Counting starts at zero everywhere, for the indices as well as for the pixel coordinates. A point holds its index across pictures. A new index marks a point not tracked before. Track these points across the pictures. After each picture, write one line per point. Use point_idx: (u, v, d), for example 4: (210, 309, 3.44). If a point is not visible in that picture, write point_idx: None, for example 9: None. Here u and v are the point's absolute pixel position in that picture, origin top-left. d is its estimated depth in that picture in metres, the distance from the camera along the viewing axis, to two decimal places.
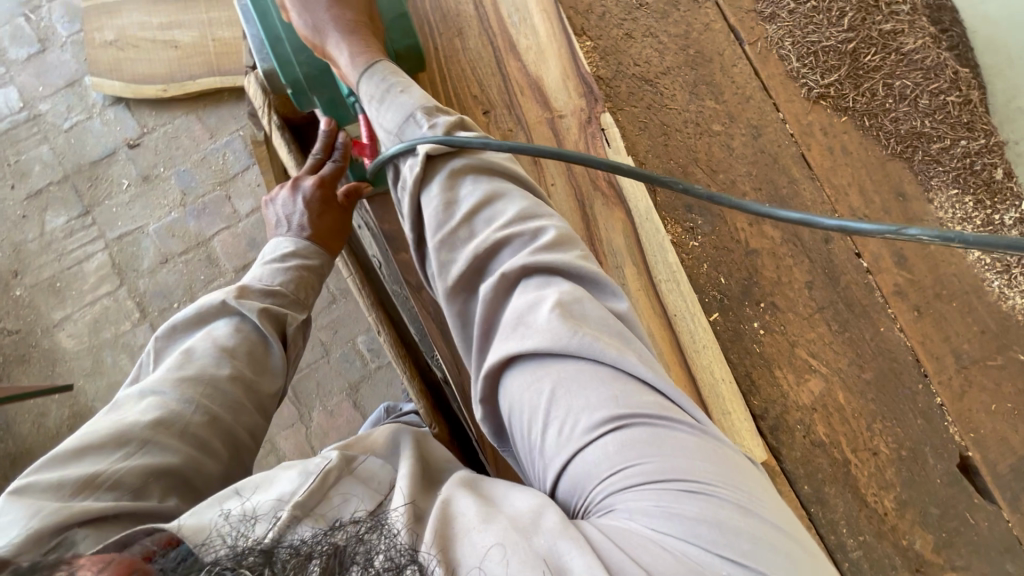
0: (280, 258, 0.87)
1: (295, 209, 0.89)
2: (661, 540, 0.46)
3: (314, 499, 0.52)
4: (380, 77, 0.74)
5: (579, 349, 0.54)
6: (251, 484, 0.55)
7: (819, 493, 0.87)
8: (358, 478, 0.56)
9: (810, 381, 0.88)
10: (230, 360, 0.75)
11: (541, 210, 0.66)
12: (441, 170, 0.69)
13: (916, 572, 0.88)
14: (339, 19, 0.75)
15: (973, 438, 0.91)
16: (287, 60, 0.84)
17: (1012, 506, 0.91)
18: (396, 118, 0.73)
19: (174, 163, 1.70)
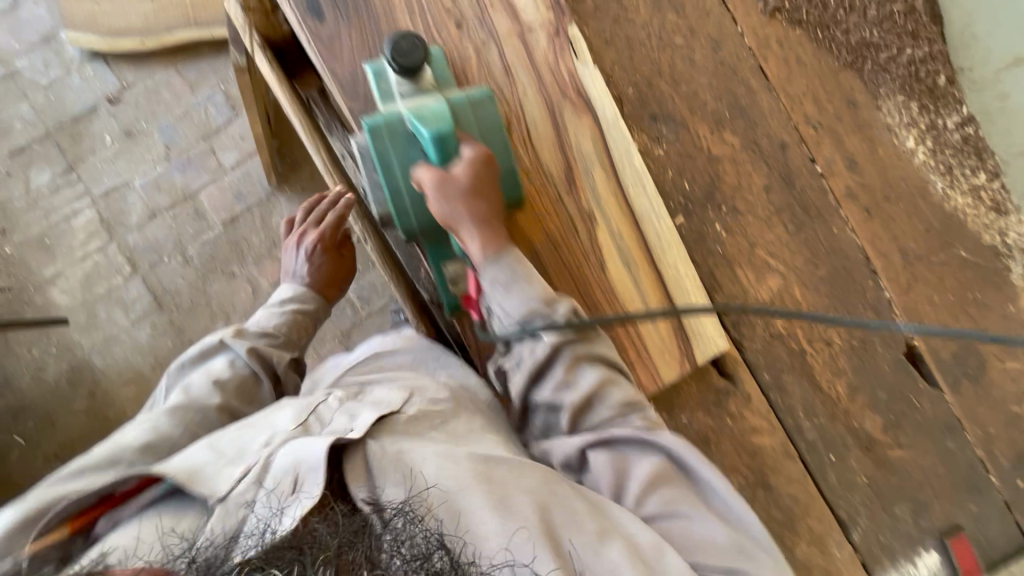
0: (281, 303, 1.12)
1: (299, 260, 1.16)
2: (721, 541, 0.72)
3: (312, 425, 0.75)
4: (505, 266, 0.79)
5: (670, 450, 0.78)
6: (255, 422, 0.77)
7: (778, 381, 0.95)
8: (364, 403, 0.79)
9: (768, 279, 0.95)
10: (221, 391, 0.92)
11: (636, 397, 0.82)
12: (565, 357, 0.81)
13: (866, 450, 0.97)
14: (474, 211, 0.77)
15: (918, 328, 0.99)
16: (404, 211, 0.80)
17: (953, 388, 0.99)
18: (510, 309, 0.80)
19: (156, 118, 1.72)
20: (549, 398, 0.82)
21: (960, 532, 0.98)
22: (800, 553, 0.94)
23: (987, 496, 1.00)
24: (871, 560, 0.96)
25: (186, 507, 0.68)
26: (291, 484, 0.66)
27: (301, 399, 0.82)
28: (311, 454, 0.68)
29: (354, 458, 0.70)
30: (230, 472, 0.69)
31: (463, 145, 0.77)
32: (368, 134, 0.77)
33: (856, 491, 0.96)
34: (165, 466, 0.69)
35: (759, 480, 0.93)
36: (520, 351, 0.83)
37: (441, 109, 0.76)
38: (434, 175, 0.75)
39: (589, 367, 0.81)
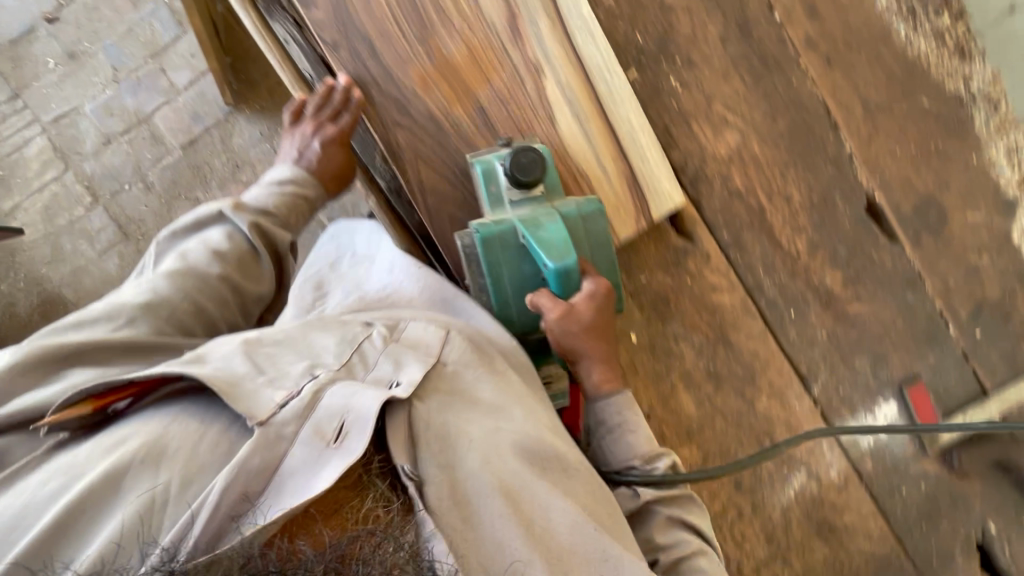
0: (276, 183, 0.88)
1: (309, 144, 0.88)
2: None
3: (357, 368, 0.70)
4: (615, 410, 0.80)
5: None
6: (291, 343, 0.72)
7: (737, 239, 0.94)
8: (405, 347, 0.74)
9: (726, 134, 0.93)
10: (220, 263, 0.80)
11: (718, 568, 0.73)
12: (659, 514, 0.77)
13: (826, 306, 0.97)
14: (593, 350, 0.80)
15: (879, 181, 0.97)
16: (505, 299, 0.81)
17: (914, 242, 0.99)
18: (617, 441, 0.80)
19: (99, 37, 1.63)
20: (615, 430, 0.80)
21: (918, 381, 1.00)
22: (761, 406, 0.96)
23: (946, 347, 1.01)
24: (832, 411, 0.98)
25: (215, 417, 0.61)
26: (333, 429, 0.60)
27: (343, 328, 0.77)
28: (363, 406, 0.62)
29: (396, 420, 0.65)
30: (269, 394, 0.63)
31: (584, 280, 0.76)
32: (478, 242, 0.77)
33: (816, 346, 0.97)
34: (202, 374, 0.61)
35: (719, 336, 0.94)
36: (614, 417, 0.81)
37: (565, 243, 0.73)
38: (555, 313, 0.75)
39: (684, 533, 0.76)
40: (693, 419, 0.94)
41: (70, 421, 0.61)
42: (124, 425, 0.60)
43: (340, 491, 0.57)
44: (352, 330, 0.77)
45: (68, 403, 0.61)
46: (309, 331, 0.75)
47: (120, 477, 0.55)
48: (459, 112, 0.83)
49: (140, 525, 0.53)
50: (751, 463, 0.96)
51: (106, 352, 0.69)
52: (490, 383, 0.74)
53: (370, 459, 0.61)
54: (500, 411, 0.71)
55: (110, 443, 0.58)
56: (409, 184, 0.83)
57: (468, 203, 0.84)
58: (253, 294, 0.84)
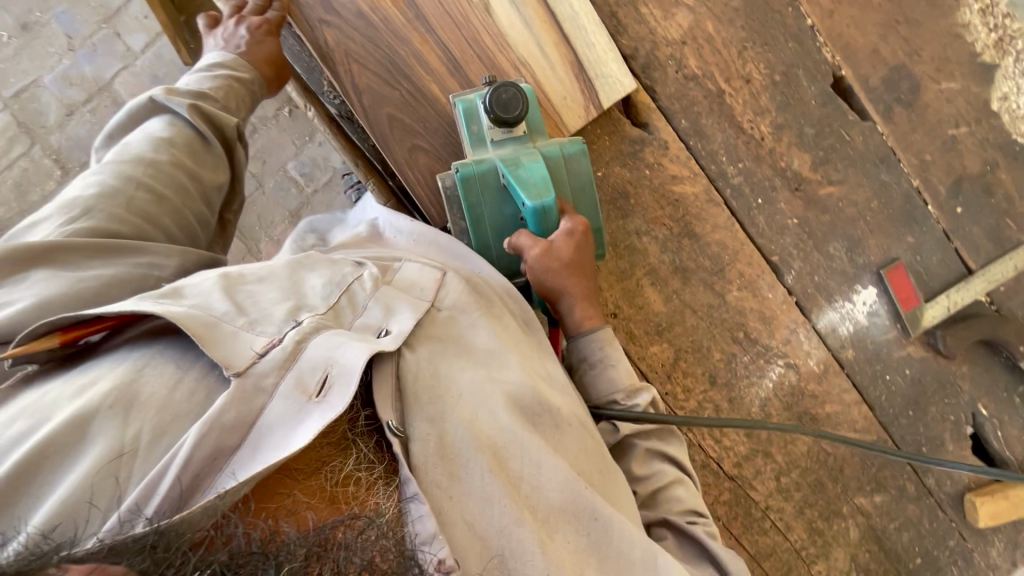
0: (208, 70, 0.79)
1: (236, 32, 0.81)
2: None
3: (345, 315, 0.61)
4: (597, 346, 0.74)
5: None
6: (278, 282, 0.62)
7: (697, 127, 0.90)
8: (398, 291, 0.66)
9: (677, 15, 0.88)
10: (168, 148, 0.72)
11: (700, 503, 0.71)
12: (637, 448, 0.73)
13: (795, 191, 0.94)
14: (575, 291, 0.74)
15: (845, 55, 0.92)
16: (485, 244, 0.78)
17: (886, 117, 0.94)
18: (598, 375, 0.75)
19: (49, 5, 1.60)
20: (593, 362, 0.75)
21: (898, 263, 0.96)
22: (733, 299, 0.93)
23: (926, 227, 0.97)
24: (807, 301, 0.96)
25: (190, 363, 0.53)
26: (316, 383, 0.52)
27: (333, 265, 0.67)
28: (349, 361, 0.53)
29: (384, 371, 0.57)
30: (248, 338, 0.54)
31: (563, 219, 0.72)
32: (460, 187, 0.74)
33: (787, 234, 0.94)
34: (172, 315, 0.51)
35: (684, 230, 0.91)
36: (589, 355, 0.75)
37: (546, 182, 0.70)
38: (535, 250, 0.71)
39: (663, 464, 0.72)
40: (662, 316, 0.92)
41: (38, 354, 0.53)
42: (93, 367, 0.52)
43: (319, 450, 0.51)
44: (343, 271, 0.67)
45: (32, 335, 0.52)
46: (295, 270, 0.65)
47: (85, 425, 0.47)
48: (388, 7, 0.79)
49: (110, 478, 0.45)
50: (726, 358, 0.94)
51: (66, 255, 0.60)
52: (486, 327, 0.67)
53: (354, 414, 0.54)
54: (495, 359, 0.64)
55: (77, 387, 0.51)
56: (343, 86, 0.80)
57: (407, 102, 0.81)
58: (212, 183, 0.76)
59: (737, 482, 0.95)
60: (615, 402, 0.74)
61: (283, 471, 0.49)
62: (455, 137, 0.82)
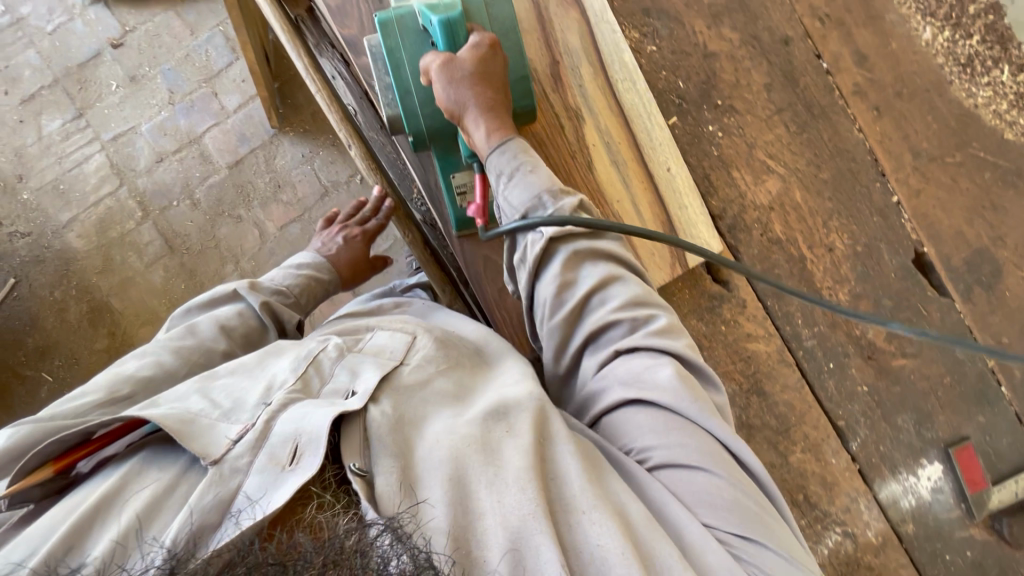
0: (294, 268, 0.98)
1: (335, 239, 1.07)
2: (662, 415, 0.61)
3: (311, 384, 0.63)
4: (510, 155, 0.71)
5: (697, 417, 0.60)
6: (247, 368, 0.66)
7: (775, 288, 0.92)
8: (366, 355, 0.68)
9: (767, 182, 0.91)
10: (227, 337, 0.80)
11: (648, 299, 0.67)
12: (563, 253, 0.68)
13: (868, 359, 0.94)
14: (482, 99, 0.72)
15: (929, 234, 0.94)
16: (406, 87, 0.77)
17: (966, 297, 0.95)
18: (516, 186, 0.71)
19: (159, 62, 1.72)
20: (514, 169, 0.71)
21: (967, 443, 0.95)
22: (795, 460, 0.93)
23: (998, 408, 0.96)
24: (870, 470, 0.94)
25: (176, 457, 0.56)
26: (288, 453, 0.53)
27: (300, 346, 0.70)
28: (317, 427, 0.54)
29: (352, 431, 0.57)
30: (223, 429, 0.56)
31: (471, 34, 0.73)
32: (379, 30, 0.76)
33: (855, 400, 0.94)
34: (151, 415, 0.55)
35: (753, 386, 0.92)
36: (506, 163, 0.71)
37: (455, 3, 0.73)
38: (440, 61, 0.71)
39: (590, 267, 0.69)
40: None
41: (34, 488, 0.56)
42: (84, 488, 0.54)
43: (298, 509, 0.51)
44: (308, 347, 0.69)
45: (27, 469, 0.56)
46: (265, 359, 0.68)
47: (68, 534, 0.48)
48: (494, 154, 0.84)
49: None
50: None
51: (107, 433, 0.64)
52: (449, 377, 0.67)
53: (327, 475, 0.54)
54: (461, 400, 0.65)
55: (66, 507, 0.52)
56: (445, 224, 0.90)
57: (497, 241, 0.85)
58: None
59: None
60: (539, 207, 0.70)
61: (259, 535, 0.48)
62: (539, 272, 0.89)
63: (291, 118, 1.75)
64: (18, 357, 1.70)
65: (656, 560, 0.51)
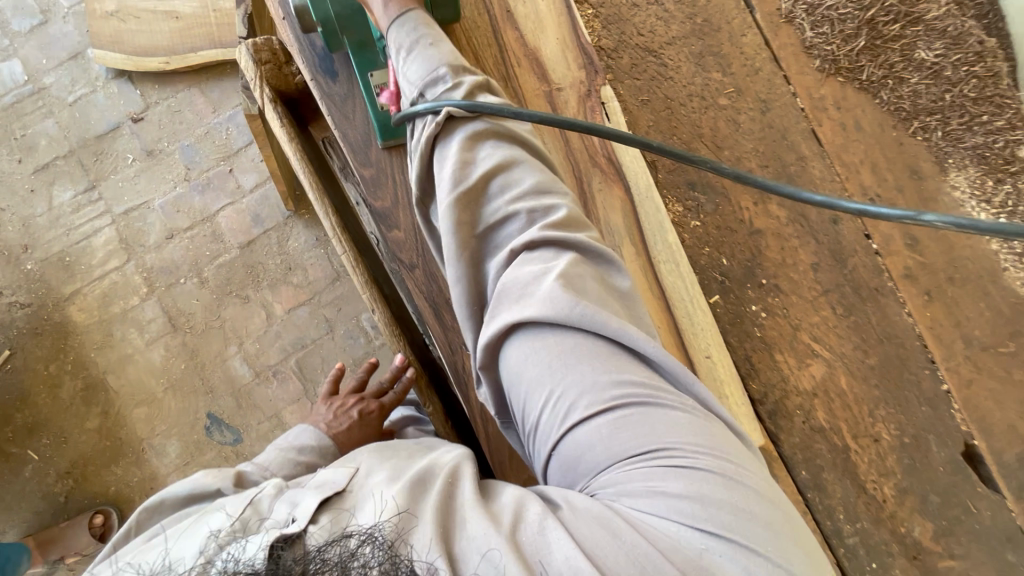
0: (295, 449, 0.71)
1: (348, 411, 0.81)
2: (546, 339, 0.53)
3: (250, 522, 0.51)
4: (411, 23, 0.68)
5: (582, 330, 0.53)
6: (176, 536, 0.52)
7: (817, 479, 0.86)
8: (308, 485, 0.55)
9: (812, 366, 0.86)
10: None
11: (552, 186, 0.61)
12: (462, 139, 0.63)
13: (913, 559, 0.87)
14: None
15: (979, 427, 0.88)
16: None
17: (1017, 495, 0.89)
18: (414, 58, 0.67)
19: (178, 137, 1.70)
20: (412, 45, 0.68)
21: None
22: None
23: None
24: None
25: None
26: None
27: (240, 493, 0.57)
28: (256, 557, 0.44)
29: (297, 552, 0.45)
30: None
31: None
32: None
33: None
34: None
35: None
36: (402, 34, 0.69)
37: None
38: None
39: (488, 156, 0.62)
40: None
41: None
42: None
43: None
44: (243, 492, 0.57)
45: None
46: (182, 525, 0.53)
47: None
48: None
49: None
50: None
51: None
52: (383, 466, 0.55)
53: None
54: None
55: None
56: (471, 408, 0.78)
57: None
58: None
59: None
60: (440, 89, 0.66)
61: None
62: None
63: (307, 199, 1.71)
64: (4, 433, 1.63)
65: (524, 526, 0.47)
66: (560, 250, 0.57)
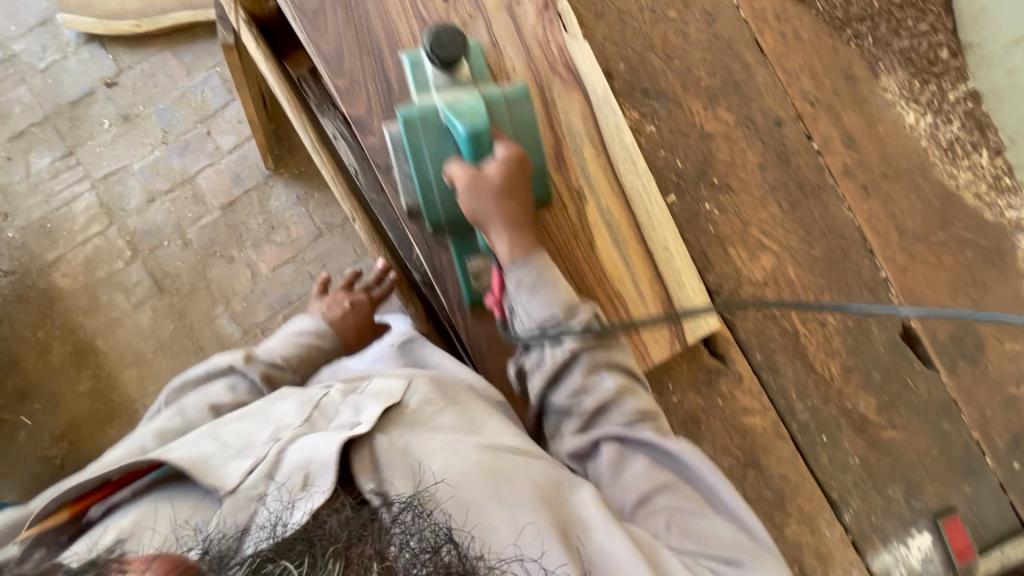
0: (296, 334, 0.90)
1: (340, 301, 0.98)
2: (651, 473, 0.75)
3: (317, 420, 0.73)
4: (531, 269, 0.76)
5: (681, 466, 0.76)
6: (256, 414, 0.74)
7: (770, 362, 0.94)
8: (366, 394, 0.76)
9: (762, 258, 0.94)
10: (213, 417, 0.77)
11: (644, 399, 0.79)
12: (584, 362, 0.78)
13: (859, 431, 0.96)
14: (506, 214, 0.75)
15: (915, 309, 0.97)
16: (427, 181, 0.77)
17: (950, 370, 0.98)
18: (529, 302, 0.77)
19: (153, 101, 1.72)
20: (534, 271, 0.76)
21: (954, 514, 0.97)
22: (790, 533, 0.94)
23: (982, 478, 0.99)
24: (863, 540, 0.96)
25: (187, 495, 0.65)
26: (300, 481, 0.64)
27: (304, 390, 0.78)
28: (327, 456, 0.66)
29: (363, 452, 0.69)
30: (237, 464, 0.66)
31: (497, 142, 0.74)
32: (402, 126, 0.75)
33: (848, 472, 0.96)
34: (171, 458, 0.65)
35: (750, 459, 0.93)
36: (512, 274, 0.76)
37: (473, 102, 0.73)
38: (466, 175, 0.73)
39: (607, 376, 0.78)
40: None
41: (49, 531, 0.62)
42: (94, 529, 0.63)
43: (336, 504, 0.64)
44: (311, 392, 0.78)
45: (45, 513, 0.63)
46: (269, 403, 0.76)
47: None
48: None
49: None
50: None
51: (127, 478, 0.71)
52: (451, 414, 0.76)
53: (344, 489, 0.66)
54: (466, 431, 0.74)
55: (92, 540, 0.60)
56: (449, 299, 0.88)
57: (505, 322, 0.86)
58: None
59: None
60: (553, 322, 0.77)
61: None
62: None
63: (287, 159, 1.74)
64: None
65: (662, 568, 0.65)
66: (657, 443, 0.76)
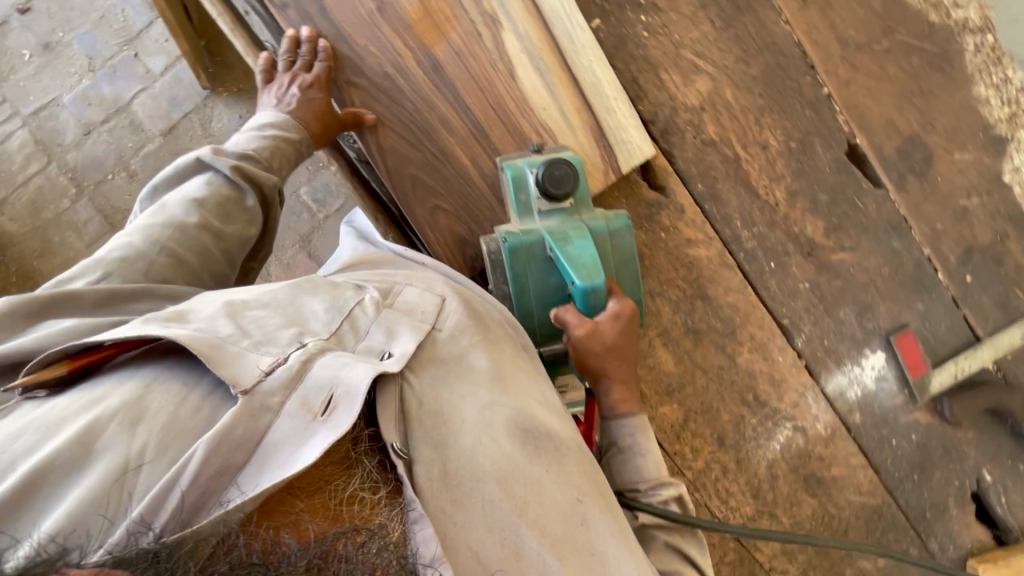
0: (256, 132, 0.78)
1: (287, 90, 0.78)
2: None
3: (345, 335, 0.58)
4: (630, 434, 0.69)
5: None
6: (281, 302, 0.59)
7: (712, 191, 0.91)
8: (399, 311, 0.61)
9: (697, 82, 0.90)
10: (199, 210, 0.71)
11: None
12: (670, 491, 0.68)
13: (808, 256, 0.94)
14: (613, 369, 0.69)
15: (860, 125, 0.94)
16: (528, 309, 0.73)
17: (899, 186, 0.95)
18: (626, 462, 0.69)
19: (72, 26, 1.62)
20: (630, 451, 0.69)
21: (906, 330, 0.97)
22: (743, 361, 0.93)
23: (935, 294, 0.98)
24: (816, 363, 0.96)
25: (198, 377, 0.51)
26: (320, 408, 0.49)
27: (339, 288, 0.63)
28: (357, 382, 0.50)
29: (386, 394, 0.54)
30: (252, 359, 0.51)
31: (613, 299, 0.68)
32: (506, 255, 0.71)
33: (798, 297, 0.95)
34: (177, 335, 0.49)
35: (697, 291, 0.92)
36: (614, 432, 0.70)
37: (594, 261, 0.66)
38: (578, 328, 0.67)
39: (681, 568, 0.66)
40: (672, 377, 0.92)
41: (44, 383, 0.51)
42: (97, 387, 0.50)
43: (323, 469, 0.48)
44: (343, 295, 0.61)
45: (41, 363, 0.51)
46: (295, 294, 0.60)
47: (97, 449, 0.45)
48: (412, 66, 0.80)
49: (102, 520, 0.42)
50: (734, 420, 0.93)
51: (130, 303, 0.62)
52: (485, 352, 0.61)
53: (357, 434, 0.51)
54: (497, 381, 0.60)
55: (88, 399, 0.48)
56: (367, 145, 0.81)
57: (430, 165, 0.82)
58: (236, 237, 0.73)
59: (741, 542, 0.94)
60: (637, 491, 0.68)
61: (286, 488, 0.46)
62: (476, 192, 0.82)
63: (222, 76, 1.64)
64: None
65: None
66: None
